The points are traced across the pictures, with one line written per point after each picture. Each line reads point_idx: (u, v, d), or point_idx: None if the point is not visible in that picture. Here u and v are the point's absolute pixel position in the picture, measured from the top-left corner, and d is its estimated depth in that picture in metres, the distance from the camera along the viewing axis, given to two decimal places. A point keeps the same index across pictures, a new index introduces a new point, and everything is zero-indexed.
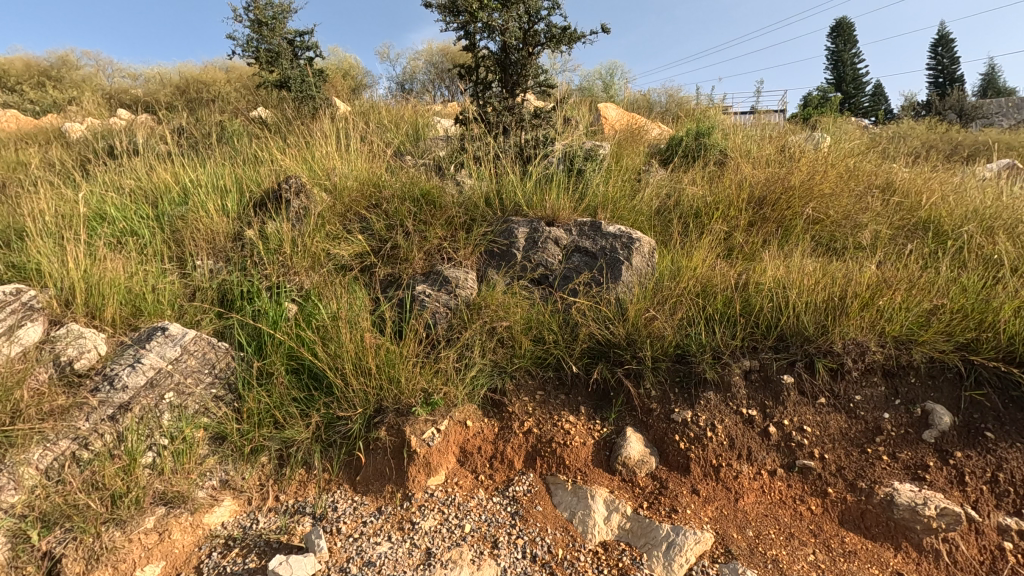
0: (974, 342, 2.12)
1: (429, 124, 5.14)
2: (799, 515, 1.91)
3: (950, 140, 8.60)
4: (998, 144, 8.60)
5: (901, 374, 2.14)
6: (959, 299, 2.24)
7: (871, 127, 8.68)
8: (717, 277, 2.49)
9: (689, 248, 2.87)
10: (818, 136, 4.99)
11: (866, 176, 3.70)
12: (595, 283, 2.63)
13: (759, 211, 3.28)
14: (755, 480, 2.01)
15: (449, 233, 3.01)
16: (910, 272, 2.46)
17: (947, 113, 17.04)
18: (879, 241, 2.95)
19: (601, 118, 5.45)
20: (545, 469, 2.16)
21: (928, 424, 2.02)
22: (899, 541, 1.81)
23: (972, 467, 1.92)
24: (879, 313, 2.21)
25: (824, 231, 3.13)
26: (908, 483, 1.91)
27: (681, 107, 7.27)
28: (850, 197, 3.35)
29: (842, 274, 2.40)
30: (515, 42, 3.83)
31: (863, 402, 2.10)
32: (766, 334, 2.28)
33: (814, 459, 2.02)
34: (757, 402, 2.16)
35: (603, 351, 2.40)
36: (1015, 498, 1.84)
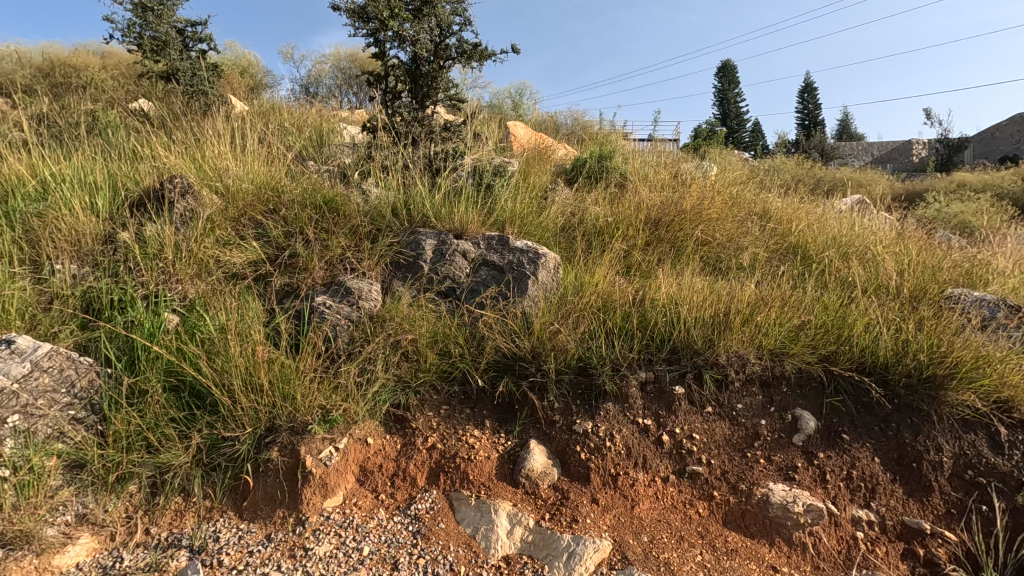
0: (834, 354, 2.38)
1: (334, 129, 4.96)
2: (688, 519, 2.03)
3: (814, 176, 9.75)
4: (850, 181, 9.88)
5: (775, 383, 2.36)
6: (822, 315, 2.51)
7: (751, 160, 9.62)
8: (617, 293, 2.61)
9: (592, 264, 2.99)
10: (706, 165, 5.43)
11: (746, 204, 4.08)
12: (502, 296, 2.66)
13: (654, 231, 3.50)
14: (649, 486, 2.11)
15: (353, 242, 2.90)
16: (783, 291, 2.73)
17: (811, 152, 19.28)
18: (757, 263, 3.26)
19: (510, 135, 5.56)
20: (448, 485, 2.12)
21: (797, 428, 2.24)
22: (773, 537, 1.98)
23: (832, 466, 2.15)
24: (757, 328, 2.42)
25: (711, 252, 3.40)
26: (781, 484, 2.09)
27: (586, 130, 7.61)
28: (733, 222, 3.68)
29: (726, 292, 2.61)
30: (426, 54, 3.81)
31: (743, 410, 2.29)
32: (660, 347, 2.42)
33: (702, 464, 2.16)
34: (651, 412, 2.28)
35: (508, 364, 2.43)
36: (865, 493, 2.09)
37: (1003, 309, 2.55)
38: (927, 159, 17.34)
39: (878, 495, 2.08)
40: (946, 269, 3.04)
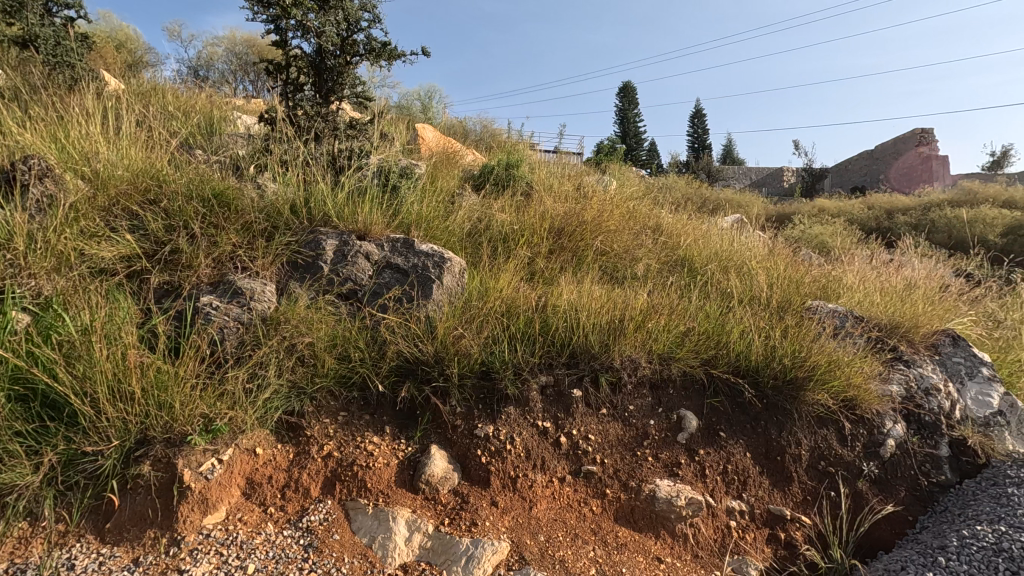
0: (714, 358, 2.60)
1: (227, 118, 4.62)
2: (583, 517, 2.12)
3: (701, 195, 10.60)
4: (732, 202, 10.85)
5: (663, 386, 2.53)
6: (705, 322, 2.74)
7: (647, 177, 10.26)
8: (520, 298, 2.67)
9: (496, 270, 3.04)
10: (606, 179, 5.72)
11: (641, 218, 4.36)
12: (406, 299, 2.62)
13: (557, 240, 3.63)
14: (547, 487, 2.17)
15: (246, 239, 2.72)
16: (672, 300, 2.94)
17: (699, 172, 20.92)
18: (649, 273, 3.48)
19: (418, 138, 5.50)
20: (344, 495, 2.04)
21: (681, 427, 2.41)
22: (658, 530, 2.11)
23: (710, 461, 2.34)
24: (648, 334, 2.59)
25: (609, 261, 3.57)
26: (666, 479, 2.25)
27: (494, 138, 7.72)
28: (629, 234, 3.90)
29: (621, 300, 2.77)
30: (331, 48, 3.67)
31: (634, 411, 2.43)
32: (560, 352, 2.51)
33: (596, 464, 2.26)
34: (550, 414, 2.35)
35: (411, 369, 2.39)
36: (738, 485, 2.30)
37: (850, 319, 2.93)
38: (794, 185, 19.51)
39: (748, 486, 2.30)
40: (806, 283, 3.43)
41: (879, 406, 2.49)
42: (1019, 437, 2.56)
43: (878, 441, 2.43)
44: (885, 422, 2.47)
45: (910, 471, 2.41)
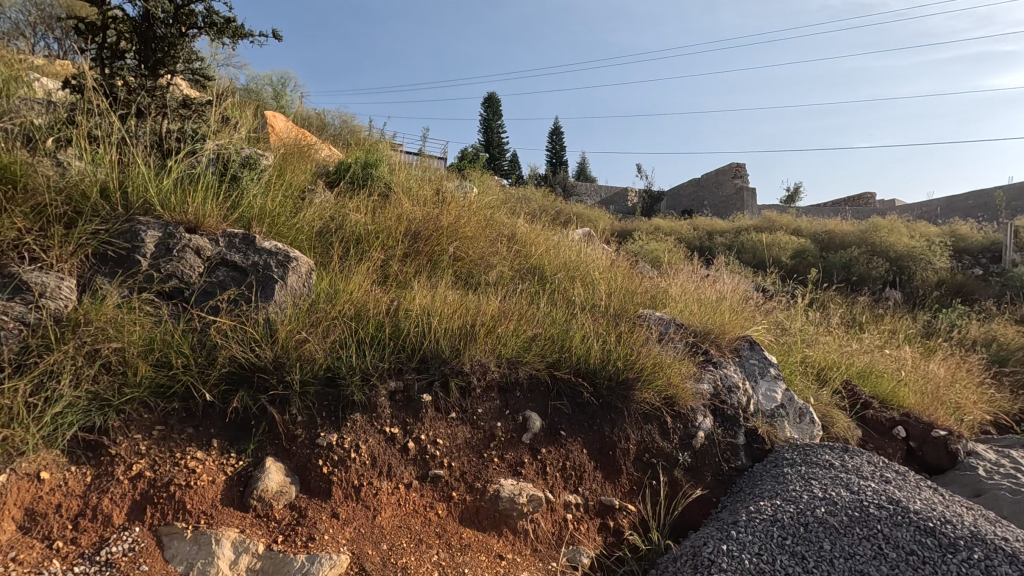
0: (558, 361, 2.77)
1: (19, 79, 3.86)
2: (427, 521, 2.11)
3: (556, 208, 11.23)
4: (583, 217, 11.66)
5: (510, 388, 2.63)
6: (550, 328, 2.91)
7: (507, 187, 10.60)
8: (371, 302, 2.61)
9: (347, 271, 2.92)
10: (467, 185, 5.80)
11: (498, 226, 4.50)
12: (242, 300, 2.41)
13: (413, 244, 3.60)
14: (392, 494, 2.13)
15: (38, 225, 2.29)
16: (521, 307, 3.08)
17: (556, 186, 22.14)
18: (502, 279, 3.60)
19: (267, 126, 5.09)
20: (157, 519, 1.81)
21: (526, 428, 2.52)
22: (501, 528, 2.19)
23: (551, 459, 2.49)
24: (497, 339, 2.69)
25: (464, 267, 3.63)
26: (510, 479, 2.34)
27: (353, 134, 7.43)
28: (485, 242, 4.00)
29: (473, 306, 2.84)
30: (162, 15, 3.24)
31: (483, 414, 2.49)
32: (410, 357, 2.49)
33: (443, 467, 2.28)
34: (398, 420, 2.32)
35: (245, 376, 2.20)
36: (574, 480, 2.47)
37: (673, 326, 3.31)
38: (637, 205, 21.54)
39: (583, 480, 2.48)
40: (639, 293, 3.81)
41: (692, 402, 2.84)
42: (795, 425, 3.09)
43: (691, 433, 2.77)
44: (698, 416, 2.82)
45: (715, 458, 2.78)
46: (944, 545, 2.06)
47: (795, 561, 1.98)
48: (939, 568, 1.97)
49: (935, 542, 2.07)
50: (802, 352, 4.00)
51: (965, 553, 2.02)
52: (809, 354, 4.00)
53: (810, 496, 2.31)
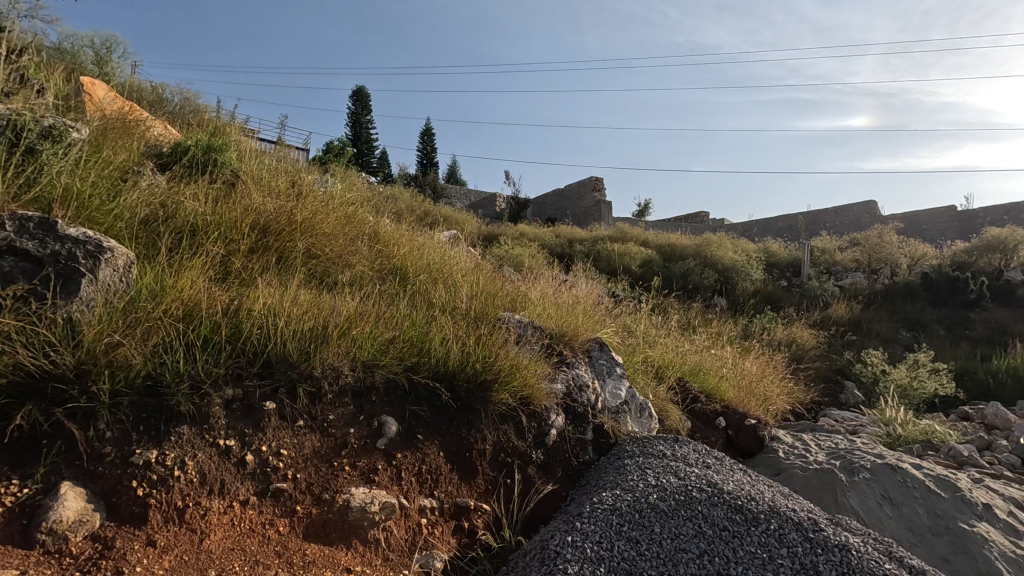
0: (416, 364, 2.73)
1: None
2: (265, 540, 1.93)
3: (424, 210, 11.12)
4: (451, 220, 11.69)
5: (366, 393, 2.52)
6: (409, 330, 2.85)
7: (374, 185, 10.26)
8: (206, 301, 2.35)
9: (178, 266, 2.60)
10: (328, 179, 5.50)
11: (359, 224, 4.31)
12: (35, 297, 2.03)
13: (261, 238, 3.31)
14: (225, 514, 1.93)
15: None
16: (379, 308, 2.97)
17: (426, 187, 21.94)
18: (360, 279, 3.46)
19: (82, 94, 4.36)
20: None
21: (381, 433, 2.43)
22: (350, 540, 2.08)
23: (406, 464, 2.43)
24: (352, 341, 2.58)
25: (319, 265, 3.42)
26: (361, 487, 2.24)
27: (195, 114, 6.67)
28: (344, 240, 3.81)
29: (326, 307, 2.69)
30: None
31: (335, 420, 2.36)
32: (251, 362, 2.28)
33: (287, 480, 2.11)
34: (235, 431, 2.11)
35: (35, 388, 1.86)
36: (430, 483, 2.44)
37: (530, 328, 3.43)
38: (505, 211, 22.13)
39: (439, 484, 2.46)
40: (500, 296, 3.89)
41: (547, 402, 2.97)
42: (636, 420, 3.37)
43: (544, 431, 2.88)
44: (551, 415, 2.94)
45: (566, 454, 2.92)
46: (749, 519, 2.38)
47: (630, 546, 2.16)
48: (744, 540, 2.27)
49: (742, 517, 2.39)
50: (645, 353, 4.39)
51: (764, 525, 2.35)
52: (651, 354, 4.39)
53: (645, 484, 2.53)
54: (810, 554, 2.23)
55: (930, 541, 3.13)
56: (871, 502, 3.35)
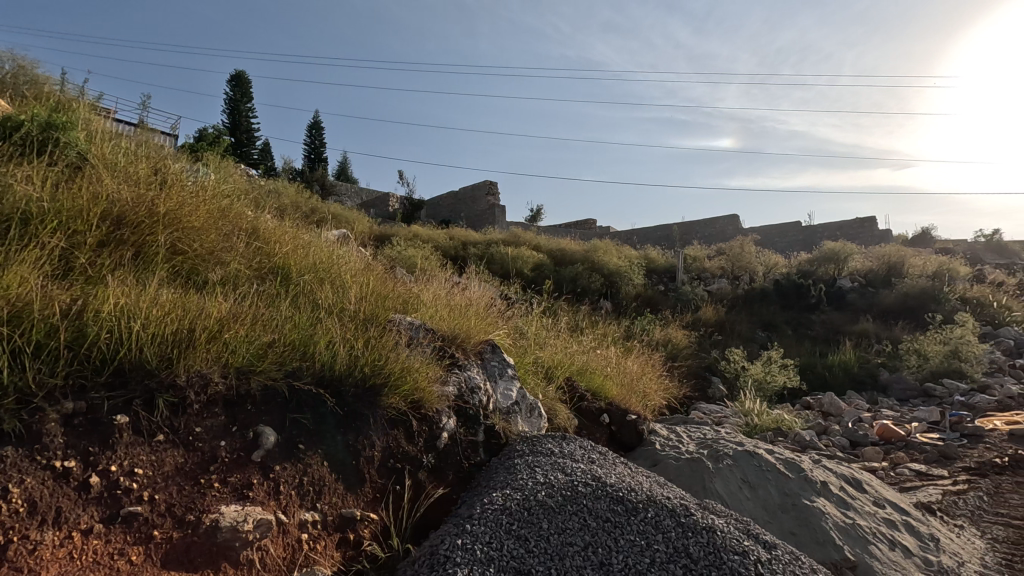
0: (298, 369, 2.57)
1: None
2: (113, 572, 1.68)
3: (310, 207, 10.53)
4: (340, 219, 11.18)
5: (240, 402, 2.33)
6: (290, 334, 2.67)
7: (255, 178, 9.54)
8: (41, 302, 2.04)
9: (3, 259, 2.23)
10: (199, 169, 5.00)
11: (235, 219, 3.97)
12: None
13: (114, 230, 2.93)
14: (61, 547, 1.66)
15: None
16: (256, 310, 2.76)
17: (313, 184, 20.81)
18: (235, 278, 3.19)
19: None
20: None
21: (257, 445, 2.24)
22: (218, 563, 1.86)
23: (286, 476, 2.25)
24: (224, 346, 2.38)
25: (186, 262, 3.10)
26: (233, 504, 2.03)
27: (32, 85, 5.75)
28: (217, 235, 3.49)
29: (192, 308, 2.44)
30: None
31: (202, 433, 2.15)
32: (98, 371, 2.03)
33: (142, 503, 1.87)
34: (77, 450, 1.85)
35: None
36: (312, 495, 2.27)
37: (422, 331, 3.37)
38: (398, 211, 21.63)
39: (323, 495, 2.30)
40: (392, 297, 3.78)
41: (438, 404, 2.93)
42: (526, 419, 3.44)
43: (435, 435, 2.83)
44: (442, 418, 2.91)
45: (457, 456, 2.90)
46: (629, 509, 2.52)
47: (519, 544, 2.19)
48: (625, 529, 2.40)
49: (623, 508, 2.52)
50: (535, 354, 4.50)
51: (642, 513, 2.51)
52: (541, 355, 4.52)
53: (534, 482, 2.59)
54: (682, 538, 2.41)
55: (780, 517, 3.53)
56: (733, 486, 3.72)
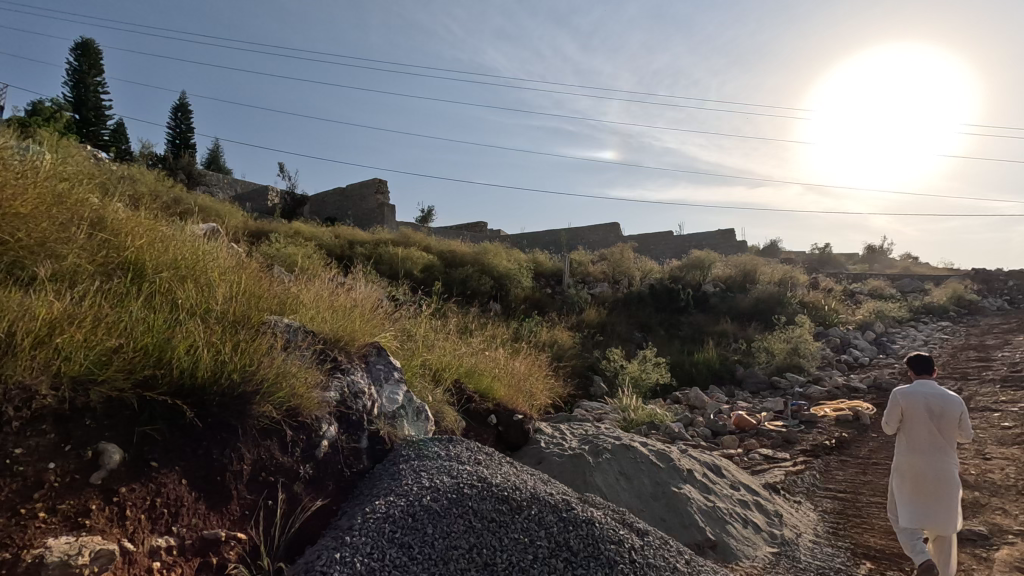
0: (150, 378, 2.30)
1: None
2: None
3: (171, 197, 9.49)
4: (208, 212, 10.19)
5: (76, 418, 2.04)
6: (142, 338, 2.37)
7: (104, 161, 8.40)
8: None
9: None
10: (29, 146, 4.28)
11: (75, 206, 3.45)
12: None
13: None
14: None
15: None
16: (99, 311, 2.42)
17: (178, 172, 18.84)
18: (73, 274, 2.77)
19: None
20: None
21: (97, 465, 1.97)
22: None
23: (134, 499, 1.98)
24: (54, 353, 2.07)
25: (6, 254, 2.64)
26: (65, 536, 1.73)
27: None
28: (50, 224, 3.01)
29: (14, 308, 2.10)
30: None
31: (25, 455, 1.85)
32: None
33: None
34: None
35: None
36: (167, 518, 2.02)
37: (300, 333, 3.16)
38: (277, 206, 20.22)
39: (179, 517, 2.06)
40: (267, 298, 3.50)
41: (318, 411, 2.76)
42: (412, 423, 3.36)
43: (314, 444, 2.66)
44: (322, 425, 2.74)
45: (338, 465, 2.74)
46: (513, 508, 2.55)
47: (402, 552, 2.14)
48: (509, 528, 2.43)
49: (507, 507, 2.55)
50: (423, 356, 4.42)
51: (526, 511, 2.55)
52: (428, 357, 4.45)
53: (419, 487, 2.53)
54: (563, 532, 2.49)
55: (652, 505, 3.79)
56: (611, 478, 3.92)
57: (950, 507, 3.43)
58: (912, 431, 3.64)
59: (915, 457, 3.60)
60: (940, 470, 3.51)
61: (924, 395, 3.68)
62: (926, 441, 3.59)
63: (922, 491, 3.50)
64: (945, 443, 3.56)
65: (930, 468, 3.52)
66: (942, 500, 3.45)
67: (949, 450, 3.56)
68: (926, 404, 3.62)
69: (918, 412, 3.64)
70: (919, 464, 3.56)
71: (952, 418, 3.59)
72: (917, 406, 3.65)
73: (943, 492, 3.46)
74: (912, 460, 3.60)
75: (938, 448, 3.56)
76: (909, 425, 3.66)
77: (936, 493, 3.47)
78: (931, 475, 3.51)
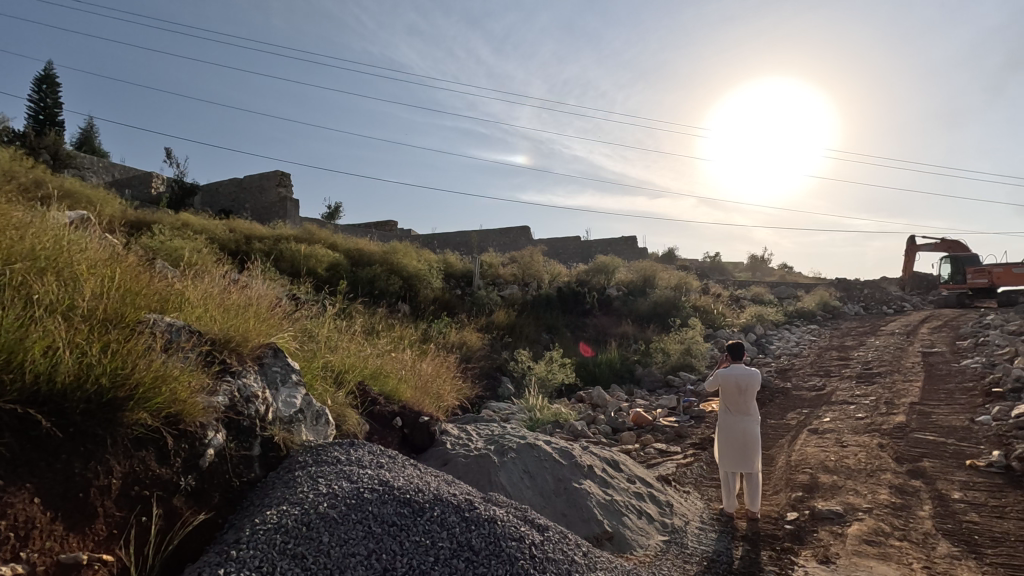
0: None
1: None
2: None
3: (29, 179, 8.32)
4: (75, 199, 9.05)
5: None
6: None
7: None
8: None
9: None
10: None
11: None
12: None
13: None
14: None
15: None
16: None
17: (40, 153, 16.62)
18: None
19: None
20: None
21: None
22: None
23: None
24: None
25: None
26: None
27: None
28: None
29: None
30: None
31: None
32: None
33: None
34: None
35: None
36: (14, 543, 1.77)
37: (184, 333, 2.91)
38: (162, 196, 18.47)
39: (30, 541, 1.81)
40: (146, 295, 3.17)
41: (203, 417, 2.51)
42: (311, 427, 3.21)
43: (198, 452, 2.43)
44: (208, 432, 2.51)
45: (225, 475, 2.54)
46: (415, 511, 2.51)
47: (295, 563, 2.04)
48: (411, 530, 2.39)
49: (409, 510, 2.50)
50: (324, 357, 4.24)
51: (429, 513, 2.52)
52: (331, 358, 4.28)
53: (316, 494, 2.41)
54: (465, 532, 2.49)
55: (553, 501, 3.91)
56: (516, 477, 3.98)
57: (755, 454, 4.45)
58: (726, 400, 4.61)
59: (728, 419, 4.57)
60: (746, 426, 4.49)
61: (734, 373, 4.53)
62: (737, 406, 4.55)
63: (736, 445, 4.49)
64: (751, 407, 4.53)
65: (740, 427, 4.50)
66: (750, 450, 4.44)
67: (755, 412, 4.53)
68: (735, 381, 4.49)
69: (730, 386, 4.54)
70: (730, 424, 4.51)
71: (754, 390, 4.52)
72: (728, 383, 4.53)
73: (749, 443, 4.48)
74: (727, 423, 4.57)
75: (746, 412, 4.52)
76: (725, 396, 4.59)
77: (744, 445, 4.45)
78: (740, 432, 4.49)
